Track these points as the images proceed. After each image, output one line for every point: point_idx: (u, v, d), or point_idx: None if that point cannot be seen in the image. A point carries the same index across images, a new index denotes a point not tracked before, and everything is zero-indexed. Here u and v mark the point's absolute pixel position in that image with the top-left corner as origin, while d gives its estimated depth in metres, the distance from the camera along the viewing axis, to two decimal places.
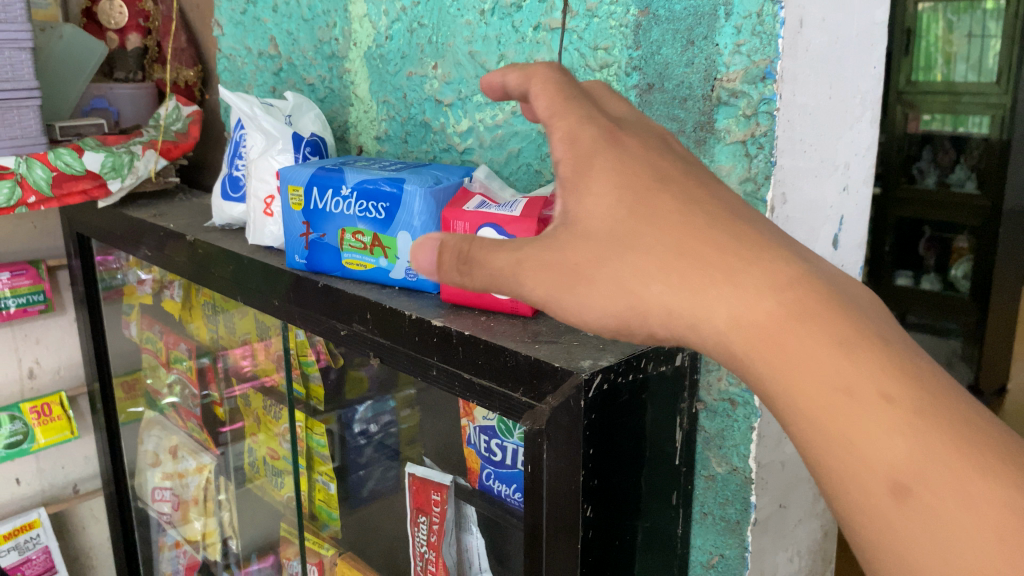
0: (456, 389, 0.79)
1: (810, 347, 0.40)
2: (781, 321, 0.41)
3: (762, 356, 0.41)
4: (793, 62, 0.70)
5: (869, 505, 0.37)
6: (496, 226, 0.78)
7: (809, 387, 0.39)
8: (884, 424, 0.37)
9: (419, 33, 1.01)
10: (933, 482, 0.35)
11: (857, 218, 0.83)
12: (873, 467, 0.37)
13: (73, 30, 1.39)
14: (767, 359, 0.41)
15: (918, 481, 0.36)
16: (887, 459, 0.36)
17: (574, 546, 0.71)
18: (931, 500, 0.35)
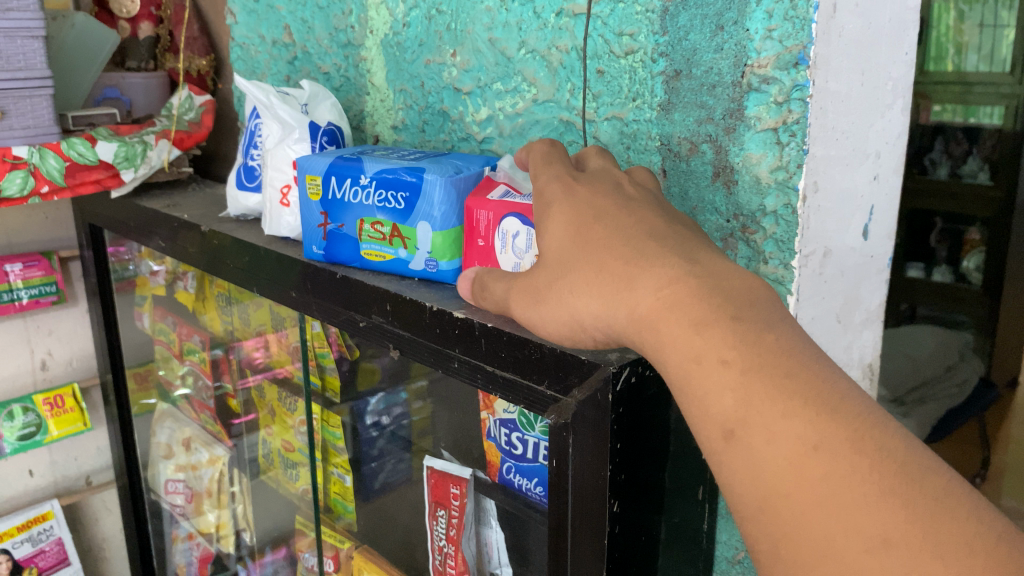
0: (478, 381, 0.78)
1: (675, 331, 0.47)
2: (661, 308, 0.49)
3: (649, 341, 0.50)
4: (826, 47, 0.68)
5: (711, 447, 0.45)
6: (521, 216, 0.77)
7: (676, 364, 0.47)
8: (721, 385, 0.45)
9: (437, 20, 0.99)
10: (752, 428, 0.43)
11: (887, 207, 0.81)
12: (712, 417, 0.45)
13: (85, 18, 1.36)
14: (651, 340, 0.49)
15: (741, 427, 0.44)
16: (720, 412, 0.45)
17: (601, 541, 0.70)
18: (749, 440, 0.43)
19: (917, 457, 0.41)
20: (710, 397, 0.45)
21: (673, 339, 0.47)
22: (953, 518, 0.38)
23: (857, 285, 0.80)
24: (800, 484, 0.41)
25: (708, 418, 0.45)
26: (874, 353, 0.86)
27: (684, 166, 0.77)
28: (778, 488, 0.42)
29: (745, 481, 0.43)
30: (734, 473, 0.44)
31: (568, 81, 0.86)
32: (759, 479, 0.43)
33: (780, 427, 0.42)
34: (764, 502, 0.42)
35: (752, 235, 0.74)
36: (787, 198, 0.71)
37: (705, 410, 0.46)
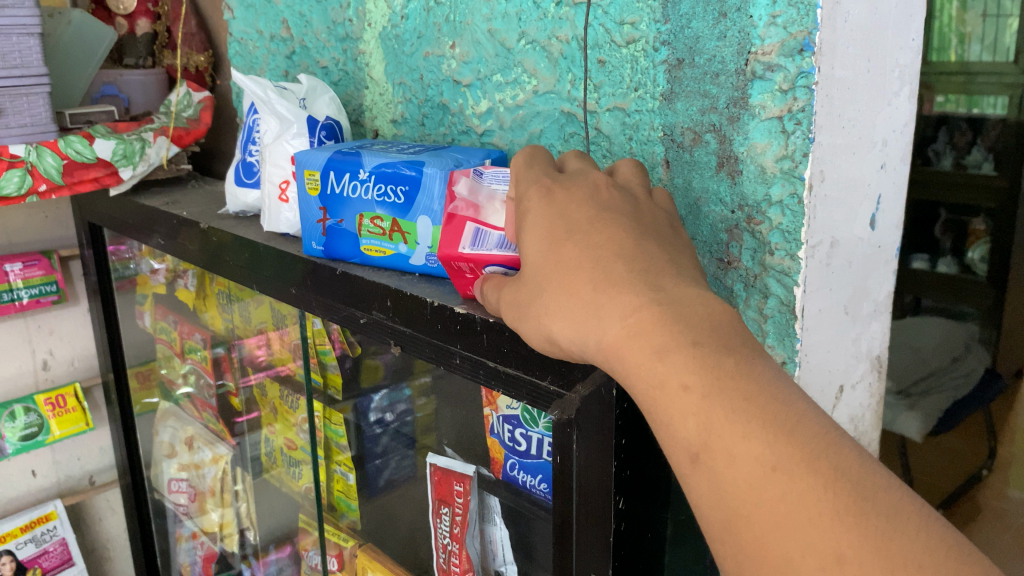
0: (480, 377, 0.77)
1: (638, 356, 0.48)
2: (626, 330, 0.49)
3: (611, 360, 0.50)
4: (832, 33, 0.66)
5: (680, 471, 0.46)
6: (502, 266, 0.71)
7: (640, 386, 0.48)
8: (683, 410, 0.45)
9: (436, 11, 0.98)
10: (714, 452, 0.43)
11: (894, 196, 0.80)
12: (677, 442, 0.45)
13: (82, 14, 1.35)
14: (614, 358, 0.49)
15: (703, 452, 0.44)
16: (685, 438, 0.45)
17: (606, 539, 0.69)
18: (712, 465, 0.44)
19: (873, 476, 0.41)
20: (674, 420, 0.46)
21: (637, 361, 0.47)
22: (903, 534, 0.38)
23: (864, 276, 0.79)
24: (756, 504, 0.42)
25: (674, 444, 0.46)
26: (883, 344, 0.84)
27: (688, 156, 0.76)
28: (736, 511, 0.42)
29: (710, 507, 0.44)
30: (700, 496, 0.45)
31: (569, 71, 0.85)
32: (721, 502, 0.43)
33: (739, 451, 0.43)
34: (727, 524, 0.43)
35: (757, 226, 0.72)
36: (793, 188, 0.69)
37: (673, 433, 0.46)
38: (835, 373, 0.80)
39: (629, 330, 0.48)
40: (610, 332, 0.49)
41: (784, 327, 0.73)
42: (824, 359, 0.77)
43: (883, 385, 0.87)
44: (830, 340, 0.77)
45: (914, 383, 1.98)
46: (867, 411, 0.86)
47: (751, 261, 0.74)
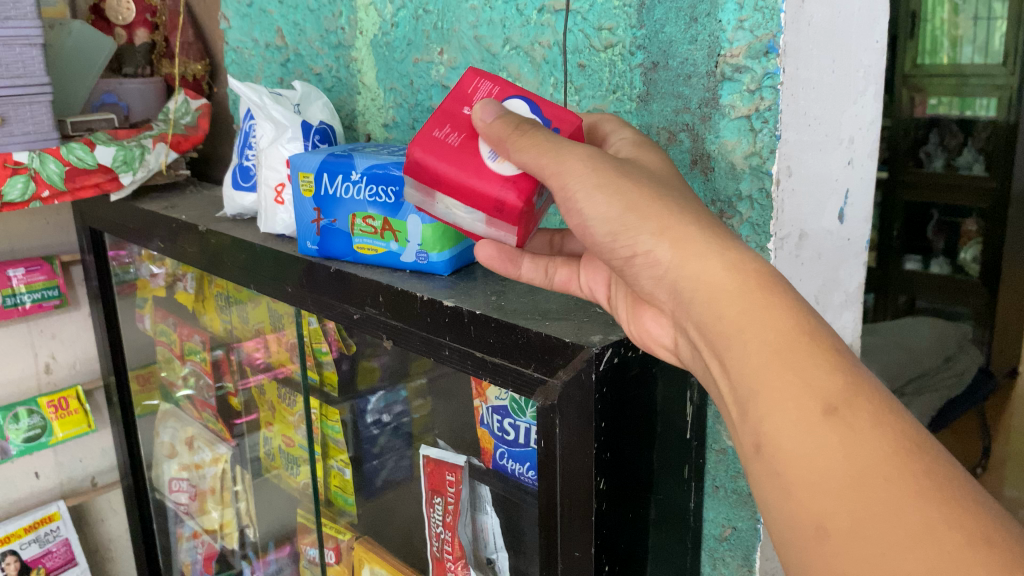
0: (468, 367, 0.80)
1: (788, 322, 0.50)
2: (765, 280, 0.52)
3: (724, 317, 0.52)
4: (795, 36, 0.70)
5: (803, 423, 0.46)
6: (531, 103, 0.69)
7: (769, 342, 0.49)
8: (827, 367, 0.47)
9: (424, 19, 1.02)
10: (859, 412, 0.45)
11: (862, 192, 0.83)
12: (816, 393, 0.46)
13: (81, 25, 1.39)
14: (732, 314, 0.52)
15: (844, 405, 0.46)
16: (825, 391, 0.46)
17: (589, 518, 0.72)
18: (854, 421, 0.45)
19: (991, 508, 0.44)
20: (813, 371, 0.47)
21: (781, 315, 0.50)
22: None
23: (833, 268, 0.82)
24: (905, 465, 0.43)
25: (809, 395, 0.46)
26: (855, 333, 0.88)
27: (664, 155, 0.80)
28: (873, 471, 0.43)
29: (837, 464, 0.44)
30: (822, 450, 0.45)
31: (551, 75, 0.88)
32: (854, 460, 0.44)
33: (886, 417, 0.45)
34: (856, 482, 0.43)
35: (729, 220, 0.76)
36: (761, 182, 0.73)
37: (805, 385, 0.47)
38: None
39: (766, 279, 0.52)
40: (742, 283, 0.52)
41: None
42: None
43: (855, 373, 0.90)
44: None
45: (908, 381, 2.06)
46: None
47: None
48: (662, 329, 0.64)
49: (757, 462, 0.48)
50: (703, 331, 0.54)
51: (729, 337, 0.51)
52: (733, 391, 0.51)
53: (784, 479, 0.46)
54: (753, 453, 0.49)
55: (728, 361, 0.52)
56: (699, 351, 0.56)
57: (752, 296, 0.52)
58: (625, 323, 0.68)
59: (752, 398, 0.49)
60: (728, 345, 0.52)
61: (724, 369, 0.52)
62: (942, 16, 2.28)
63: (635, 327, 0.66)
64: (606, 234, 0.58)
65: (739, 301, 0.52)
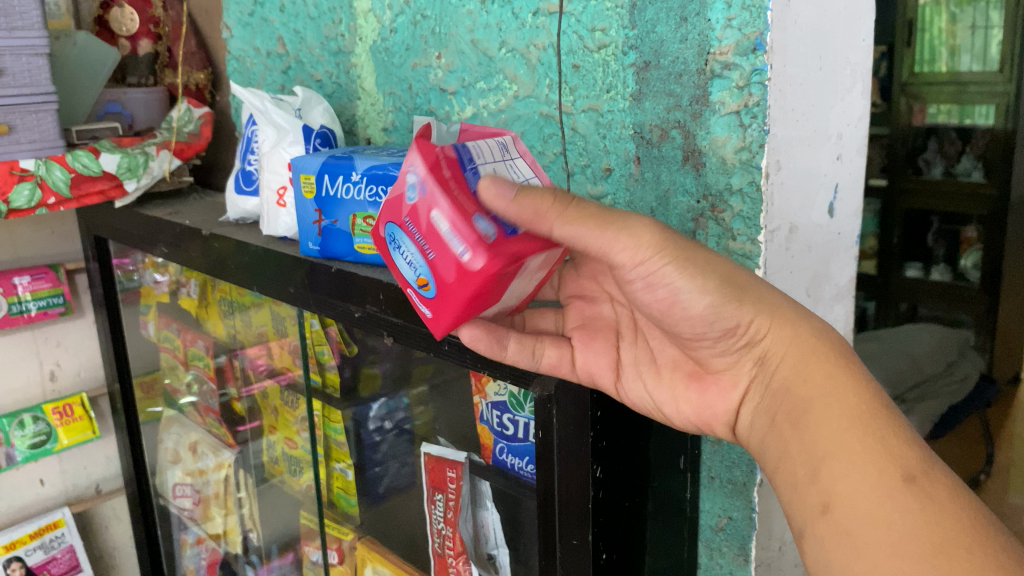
0: (466, 361, 0.82)
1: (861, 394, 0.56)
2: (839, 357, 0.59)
3: (816, 387, 0.58)
4: (783, 33, 0.72)
5: (884, 488, 0.51)
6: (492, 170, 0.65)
7: (846, 410, 0.55)
8: (904, 441, 0.53)
9: (422, 25, 1.04)
10: (935, 481, 0.50)
11: (851, 186, 0.85)
12: (895, 463, 0.51)
13: (86, 36, 1.41)
14: (825, 383, 0.57)
15: (922, 475, 0.51)
16: (903, 460, 0.52)
17: (585, 505, 0.74)
18: (931, 491, 0.50)
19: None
20: (893, 441, 0.52)
21: (863, 390, 0.56)
22: None
23: (823, 261, 0.84)
24: (980, 539, 0.48)
25: (890, 462, 0.51)
26: (846, 326, 0.90)
27: (656, 152, 0.82)
28: (953, 541, 0.48)
29: (916, 530, 0.48)
30: (901, 515, 0.49)
31: (546, 77, 0.90)
32: (932, 528, 0.48)
33: (961, 495, 0.50)
34: (941, 547, 0.47)
35: (721, 214, 0.78)
36: (751, 176, 0.75)
37: (885, 451, 0.52)
38: None
39: (847, 353, 0.59)
40: (825, 356, 0.59)
41: None
42: None
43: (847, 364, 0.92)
44: None
45: (909, 388, 2.08)
46: None
47: (716, 247, 0.79)
48: (726, 404, 0.66)
49: (824, 521, 0.52)
50: (785, 401, 0.59)
51: (814, 402, 0.57)
52: (804, 453, 0.56)
53: (858, 536, 0.50)
54: (820, 513, 0.53)
55: (807, 426, 0.56)
56: (770, 421, 0.61)
57: (835, 369, 0.58)
58: (675, 401, 0.69)
59: (829, 459, 0.54)
60: (810, 413, 0.57)
61: (798, 438, 0.57)
62: (938, 24, 2.35)
63: (695, 405, 0.68)
64: (705, 311, 0.60)
65: (825, 374, 0.58)
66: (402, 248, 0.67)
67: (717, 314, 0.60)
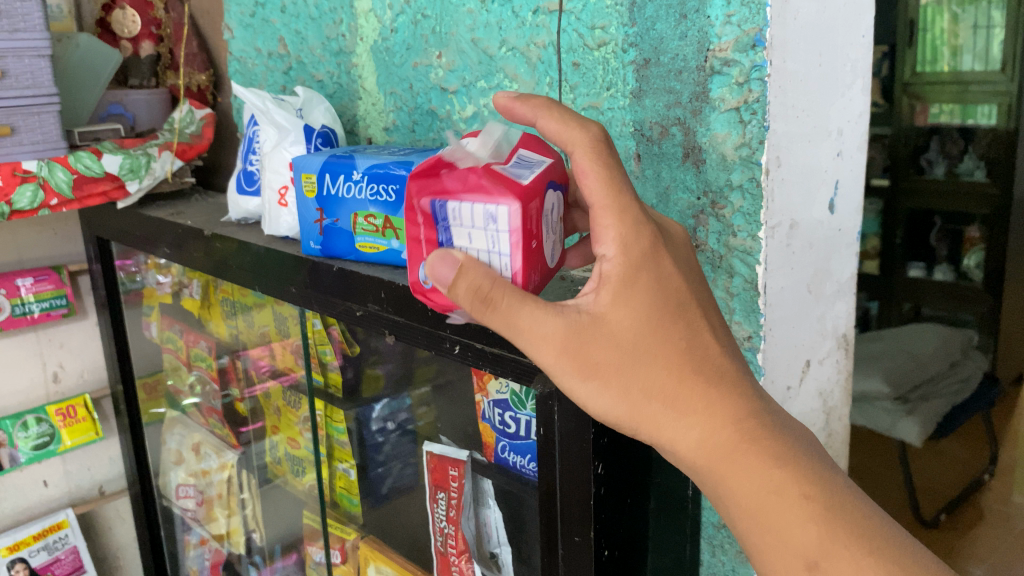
0: (469, 359, 0.82)
1: (755, 466, 0.55)
2: (733, 447, 0.56)
3: (715, 479, 0.57)
4: (782, 30, 0.72)
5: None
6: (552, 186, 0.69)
7: (745, 507, 0.55)
8: (801, 517, 0.54)
9: (423, 24, 1.05)
10: (836, 559, 0.52)
11: (852, 182, 0.85)
12: (795, 550, 0.53)
13: (88, 38, 1.42)
14: (719, 480, 0.56)
15: (825, 559, 0.52)
16: (803, 547, 0.53)
17: (587, 501, 0.74)
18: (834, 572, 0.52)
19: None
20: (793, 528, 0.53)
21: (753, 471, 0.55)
22: None
23: (825, 257, 0.84)
24: None
25: (791, 552, 0.53)
26: (848, 322, 0.90)
27: (657, 149, 0.82)
28: None
29: None
30: None
31: (546, 75, 0.91)
32: None
33: (863, 561, 0.51)
34: None
35: (721, 211, 0.78)
36: (751, 173, 0.75)
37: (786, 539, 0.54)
38: (800, 348, 0.84)
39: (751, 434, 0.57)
40: (721, 448, 0.56)
41: (749, 303, 0.79)
42: (788, 333, 0.82)
43: (851, 360, 0.92)
44: (794, 316, 0.83)
45: (913, 388, 2.08)
46: (836, 386, 0.91)
47: (717, 244, 0.80)
48: None
49: None
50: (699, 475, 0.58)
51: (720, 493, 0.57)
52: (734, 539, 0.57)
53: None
54: None
55: (724, 511, 0.58)
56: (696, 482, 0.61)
57: (731, 462, 0.56)
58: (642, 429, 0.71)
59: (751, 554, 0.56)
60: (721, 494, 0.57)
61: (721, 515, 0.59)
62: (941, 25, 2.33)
63: None
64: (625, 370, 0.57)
65: (717, 470, 0.56)
66: None
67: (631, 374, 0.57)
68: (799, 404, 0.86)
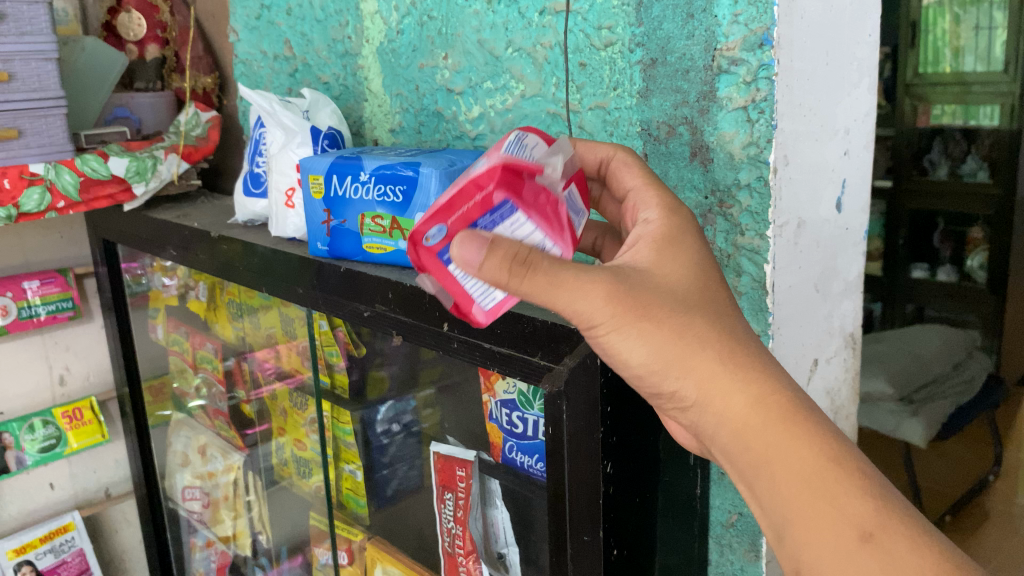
0: (476, 358, 0.82)
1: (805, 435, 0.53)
2: (783, 413, 0.54)
3: (758, 446, 0.54)
4: (789, 29, 0.72)
5: (844, 550, 0.50)
6: None
7: (793, 474, 0.53)
8: (857, 491, 0.51)
9: (429, 25, 1.05)
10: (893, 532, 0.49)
11: (859, 181, 0.85)
12: (848, 519, 0.50)
13: (94, 41, 1.43)
14: (763, 448, 0.54)
15: (881, 531, 0.49)
16: (859, 517, 0.50)
17: (597, 501, 0.74)
18: (890, 546, 0.49)
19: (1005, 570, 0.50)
20: (845, 499, 0.51)
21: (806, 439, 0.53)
22: None
23: (832, 256, 0.84)
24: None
25: (845, 521, 0.50)
26: (855, 322, 0.90)
27: (664, 148, 0.82)
28: None
29: None
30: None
31: (553, 75, 0.91)
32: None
33: (920, 540, 0.49)
34: None
35: (729, 210, 0.78)
36: (759, 171, 0.75)
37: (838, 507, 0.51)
38: (808, 347, 0.84)
39: (797, 404, 0.55)
40: (765, 416, 0.54)
41: (757, 302, 0.79)
42: (795, 332, 0.82)
43: (858, 361, 0.92)
44: (802, 315, 0.83)
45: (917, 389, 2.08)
46: (843, 386, 0.91)
47: (724, 243, 0.80)
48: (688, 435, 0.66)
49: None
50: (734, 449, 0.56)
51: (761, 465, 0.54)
52: (768, 518, 0.55)
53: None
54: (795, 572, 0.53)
55: (757, 496, 0.55)
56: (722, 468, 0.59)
57: (781, 427, 0.54)
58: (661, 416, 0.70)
59: (788, 526, 0.53)
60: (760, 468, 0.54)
61: (757, 495, 0.55)
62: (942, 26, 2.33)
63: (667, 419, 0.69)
64: (640, 367, 0.57)
65: (769, 433, 0.54)
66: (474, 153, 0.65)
67: (651, 372, 0.57)
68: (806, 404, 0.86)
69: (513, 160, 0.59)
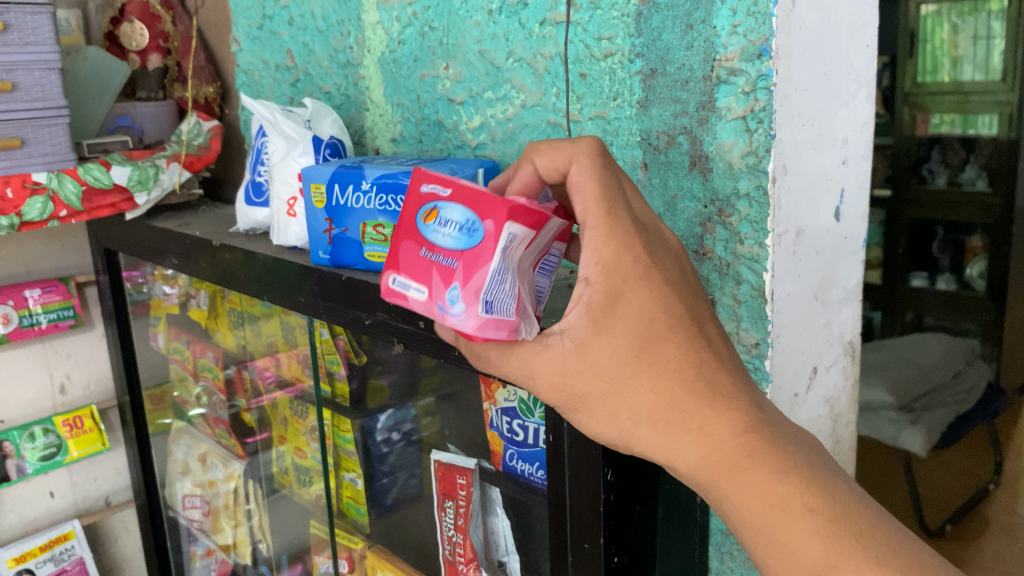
0: (478, 366, 0.82)
1: (759, 478, 0.57)
2: (737, 459, 0.57)
3: (719, 492, 0.58)
4: (788, 39, 0.73)
5: None
6: None
7: (749, 522, 0.57)
8: (807, 530, 0.55)
9: (430, 36, 1.06)
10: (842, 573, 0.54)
11: (857, 190, 0.86)
12: (801, 564, 0.55)
13: (97, 51, 1.43)
14: (727, 489, 0.58)
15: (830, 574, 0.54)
16: (810, 561, 0.55)
17: (597, 508, 0.74)
18: None
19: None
20: (797, 545, 0.55)
21: (755, 490, 0.57)
22: None
23: (831, 264, 0.85)
24: None
25: (799, 568, 0.55)
26: (855, 330, 0.90)
27: (664, 158, 0.83)
28: None
29: None
30: None
31: (553, 85, 0.92)
32: None
33: (870, 572, 0.54)
34: None
35: (728, 219, 0.79)
36: (758, 181, 0.76)
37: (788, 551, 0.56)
38: (808, 355, 0.85)
39: (743, 451, 0.57)
40: (716, 468, 0.58)
41: (756, 310, 0.79)
42: (795, 341, 0.82)
43: (857, 368, 0.92)
44: (801, 323, 0.83)
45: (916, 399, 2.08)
46: (843, 393, 0.91)
47: (723, 252, 0.80)
48: None
49: None
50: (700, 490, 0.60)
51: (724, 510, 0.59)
52: None
53: None
54: None
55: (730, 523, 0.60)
56: None
57: (733, 479, 0.57)
58: None
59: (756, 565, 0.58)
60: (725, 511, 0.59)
61: None
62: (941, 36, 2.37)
63: None
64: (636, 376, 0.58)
65: (721, 485, 0.58)
66: (458, 224, 0.62)
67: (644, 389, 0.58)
68: (806, 412, 0.87)
69: (489, 322, 0.60)
